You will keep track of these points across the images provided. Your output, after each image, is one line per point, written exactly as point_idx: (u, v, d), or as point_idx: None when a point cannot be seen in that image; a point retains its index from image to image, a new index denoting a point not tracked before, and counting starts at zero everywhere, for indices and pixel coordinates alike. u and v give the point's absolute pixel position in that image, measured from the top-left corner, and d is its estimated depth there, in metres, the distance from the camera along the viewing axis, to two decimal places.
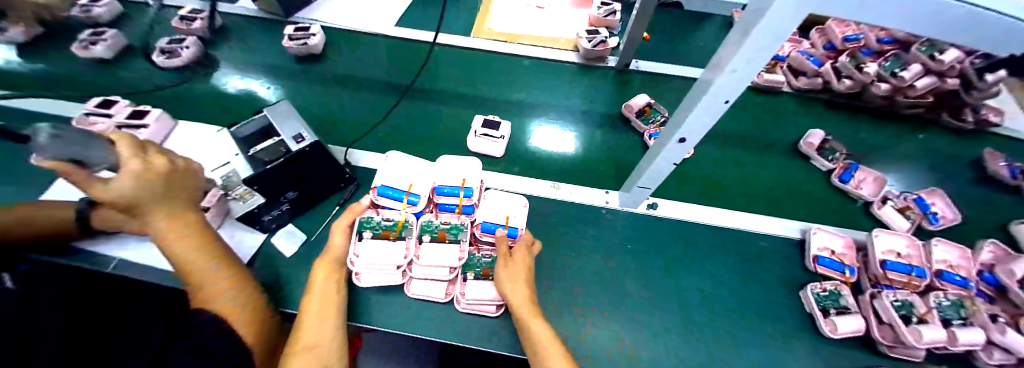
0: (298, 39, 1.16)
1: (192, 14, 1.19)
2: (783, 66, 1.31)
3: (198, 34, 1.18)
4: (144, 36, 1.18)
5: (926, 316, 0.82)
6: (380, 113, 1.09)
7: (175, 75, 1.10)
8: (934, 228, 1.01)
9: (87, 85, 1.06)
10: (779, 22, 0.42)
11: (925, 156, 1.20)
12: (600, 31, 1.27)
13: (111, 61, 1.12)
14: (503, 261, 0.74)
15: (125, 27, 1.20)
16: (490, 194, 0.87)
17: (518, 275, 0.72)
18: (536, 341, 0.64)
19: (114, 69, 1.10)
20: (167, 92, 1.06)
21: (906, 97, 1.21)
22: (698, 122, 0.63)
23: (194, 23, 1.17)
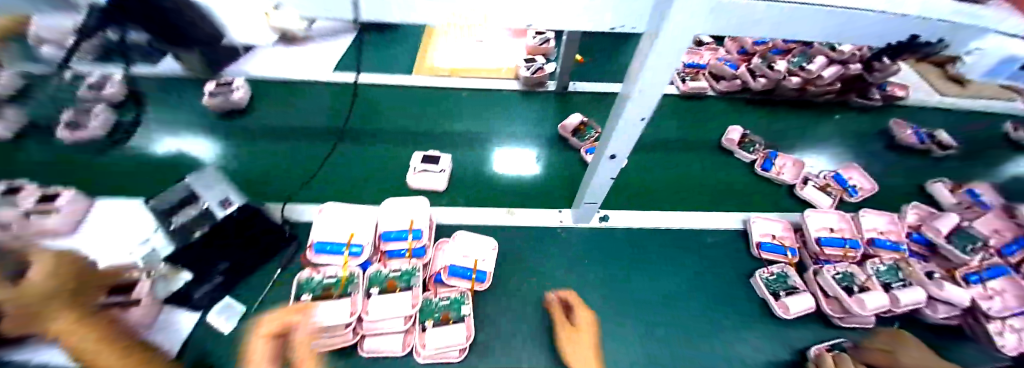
0: (218, 94, 1.14)
1: (99, 81, 1.13)
2: (705, 73, 1.43)
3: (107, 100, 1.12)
4: (50, 109, 1.11)
5: (868, 284, 0.87)
6: (320, 164, 1.06)
7: (89, 147, 1.04)
8: (856, 200, 1.10)
9: None
10: (671, 42, 0.46)
11: (843, 134, 1.31)
12: (536, 59, 1.34)
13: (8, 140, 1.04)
14: (568, 328, 0.75)
15: (29, 102, 1.12)
16: (462, 234, 0.88)
17: (585, 342, 0.71)
18: None
19: (16, 149, 1.03)
20: (82, 166, 1.00)
21: (817, 86, 1.34)
22: (624, 138, 0.67)
23: (103, 89, 1.12)
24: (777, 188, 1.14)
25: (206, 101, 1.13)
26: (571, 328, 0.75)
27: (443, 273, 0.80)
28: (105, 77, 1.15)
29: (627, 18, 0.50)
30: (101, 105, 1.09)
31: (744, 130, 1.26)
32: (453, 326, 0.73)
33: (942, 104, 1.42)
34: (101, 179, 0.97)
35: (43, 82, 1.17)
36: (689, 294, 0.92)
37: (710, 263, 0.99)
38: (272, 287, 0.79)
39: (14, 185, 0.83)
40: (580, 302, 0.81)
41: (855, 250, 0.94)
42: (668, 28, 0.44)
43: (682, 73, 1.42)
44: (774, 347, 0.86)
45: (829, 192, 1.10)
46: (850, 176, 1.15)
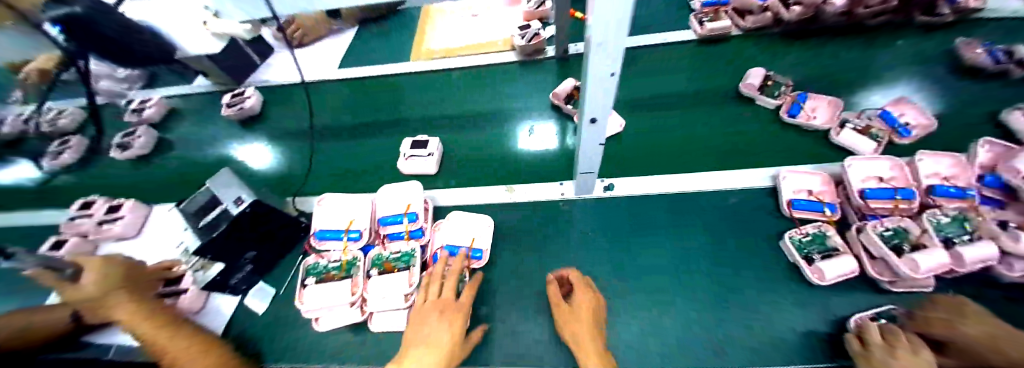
0: (234, 105, 1.25)
1: (140, 105, 1.31)
2: (728, 10, 1.27)
3: (149, 120, 1.30)
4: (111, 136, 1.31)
5: (922, 241, 0.74)
6: (334, 157, 1.14)
7: (145, 164, 1.22)
8: (907, 141, 0.95)
9: (77, 192, 1.20)
10: None
11: (902, 64, 1.12)
12: (531, 24, 1.27)
13: (78, 163, 1.26)
14: (564, 310, 0.71)
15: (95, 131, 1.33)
16: (456, 216, 0.91)
17: (581, 316, 0.69)
18: None
19: (94, 172, 1.25)
20: (141, 182, 1.18)
21: (866, 7, 1.17)
22: (598, 100, 0.60)
23: (145, 111, 1.29)
24: (807, 135, 1.01)
25: (225, 112, 1.25)
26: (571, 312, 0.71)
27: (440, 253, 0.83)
28: (145, 100, 1.32)
29: None
30: (144, 125, 1.27)
31: (767, 71, 1.14)
32: None
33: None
34: (159, 190, 1.14)
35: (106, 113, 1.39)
36: (701, 261, 0.83)
37: (724, 225, 0.88)
38: (294, 274, 0.88)
39: (92, 200, 0.99)
40: (583, 284, 0.76)
41: (908, 201, 0.79)
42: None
43: (700, 14, 1.28)
44: (808, 314, 0.73)
45: (874, 134, 0.95)
46: (901, 113, 0.99)
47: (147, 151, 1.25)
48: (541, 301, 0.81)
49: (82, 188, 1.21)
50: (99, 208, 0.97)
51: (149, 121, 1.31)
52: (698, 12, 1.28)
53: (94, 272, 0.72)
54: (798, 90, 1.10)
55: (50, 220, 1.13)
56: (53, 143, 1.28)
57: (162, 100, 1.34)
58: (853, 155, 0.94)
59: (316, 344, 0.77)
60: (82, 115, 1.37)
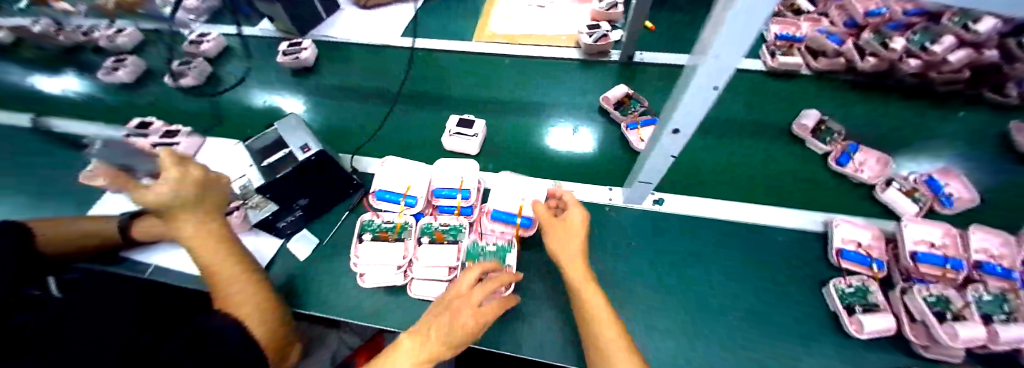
0: (291, 54, 1.25)
1: (200, 38, 1.31)
2: (801, 47, 1.26)
3: (206, 55, 1.31)
4: (163, 62, 1.33)
5: (963, 313, 0.74)
6: (386, 120, 1.14)
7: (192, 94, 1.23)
8: (950, 211, 0.94)
9: (123, 108, 1.22)
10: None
11: (960, 136, 1.11)
12: (600, 24, 1.27)
13: (131, 84, 1.27)
14: (552, 227, 0.77)
15: (148, 55, 1.35)
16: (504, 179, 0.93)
17: (573, 239, 0.74)
18: (600, 342, 0.61)
19: (139, 92, 1.26)
20: (188, 112, 1.19)
21: (940, 73, 1.17)
22: (690, 112, 0.61)
23: (203, 45, 1.29)
24: (853, 188, 1.01)
25: (280, 60, 1.25)
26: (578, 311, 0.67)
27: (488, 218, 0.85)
28: (205, 34, 1.33)
29: None
30: (200, 58, 1.27)
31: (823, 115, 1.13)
32: None
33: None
34: (207, 123, 1.15)
35: (163, 39, 1.40)
36: (740, 291, 0.84)
37: (768, 260, 0.88)
38: (339, 228, 0.90)
39: (149, 121, 1.01)
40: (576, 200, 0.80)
41: (957, 272, 0.80)
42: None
43: (772, 46, 1.27)
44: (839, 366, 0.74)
45: (917, 198, 0.94)
46: (947, 184, 0.98)
47: (202, 80, 1.25)
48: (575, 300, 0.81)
49: (128, 106, 1.22)
50: (156, 131, 0.99)
51: (205, 55, 1.31)
52: (770, 44, 1.27)
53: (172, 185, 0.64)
54: (848, 140, 1.09)
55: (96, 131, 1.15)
56: (109, 60, 1.29)
57: (221, 37, 1.35)
58: (895, 215, 0.93)
59: (352, 301, 0.78)
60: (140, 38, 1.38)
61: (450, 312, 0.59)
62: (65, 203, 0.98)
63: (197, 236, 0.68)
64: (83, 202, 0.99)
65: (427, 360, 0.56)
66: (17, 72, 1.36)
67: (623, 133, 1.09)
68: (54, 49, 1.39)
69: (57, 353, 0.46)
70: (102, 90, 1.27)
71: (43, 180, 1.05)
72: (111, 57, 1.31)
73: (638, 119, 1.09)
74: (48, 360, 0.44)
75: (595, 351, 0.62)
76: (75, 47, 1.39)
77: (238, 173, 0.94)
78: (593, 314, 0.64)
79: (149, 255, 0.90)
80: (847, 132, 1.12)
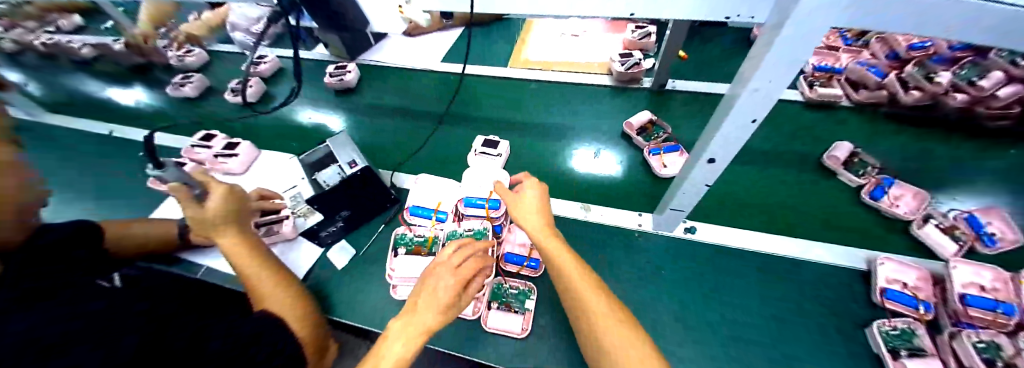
0: (336, 75, 1.35)
1: (258, 59, 1.44)
2: (840, 79, 1.25)
3: (262, 74, 1.42)
4: (223, 80, 1.46)
5: (1015, 361, 0.70)
6: (422, 138, 1.20)
7: (245, 108, 1.33)
8: (991, 251, 0.89)
9: (185, 119, 1.33)
10: (799, 31, 0.43)
11: (1014, 174, 1.06)
12: (633, 53, 1.31)
13: (195, 98, 1.40)
14: (511, 203, 0.79)
15: (211, 73, 1.48)
16: (473, 159, 1.08)
17: (531, 210, 0.76)
18: (613, 356, 0.58)
19: (199, 105, 1.38)
20: (242, 125, 1.29)
21: (989, 109, 1.14)
22: (728, 141, 0.62)
23: (260, 65, 1.41)
24: (887, 222, 0.97)
25: (327, 80, 1.34)
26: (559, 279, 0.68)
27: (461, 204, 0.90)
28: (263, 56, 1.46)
29: (725, 9, 0.55)
30: (256, 77, 1.38)
31: (855, 148, 1.11)
32: (516, 315, 0.80)
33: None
34: (259, 137, 1.24)
35: (225, 59, 1.54)
36: (771, 327, 0.82)
37: (804, 295, 0.86)
38: (375, 239, 0.92)
39: (213, 134, 1.11)
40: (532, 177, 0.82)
41: (1008, 317, 0.75)
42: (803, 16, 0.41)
43: (810, 77, 1.27)
44: None
45: (957, 235, 0.90)
46: (988, 221, 0.93)
47: (258, 97, 1.35)
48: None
49: (189, 118, 1.34)
50: (219, 143, 1.08)
51: (261, 75, 1.42)
52: (807, 75, 1.27)
53: (221, 195, 0.77)
54: (885, 173, 1.05)
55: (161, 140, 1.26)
56: (177, 76, 1.43)
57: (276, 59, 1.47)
58: (938, 255, 0.89)
59: (383, 311, 0.81)
60: (206, 58, 1.52)
61: (428, 291, 0.63)
62: (133, 205, 1.09)
63: (230, 248, 0.74)
64: (148, 204, 1.08)
65: (423, 333, 0.59)
66: (97, 84, 1.52)
67: (645, 157, 1.10)
68: (129, 64, 1.54)
69: (59, 353, 0.43)
70: (168, 103, 1.40)
71: (114, 184, 1.16)
72: (180, 74, 1.45)
73: (660, 145, 1.11)
74: (48, 361, 0.41)
75: (579, 317, 0.65)
76: (148, 64, 1.54)
77: (289, 185, 1.02)
78: (593, 318, 0.62)
79: (201, 257, 0.95)
80: (881, 165, 1.09)
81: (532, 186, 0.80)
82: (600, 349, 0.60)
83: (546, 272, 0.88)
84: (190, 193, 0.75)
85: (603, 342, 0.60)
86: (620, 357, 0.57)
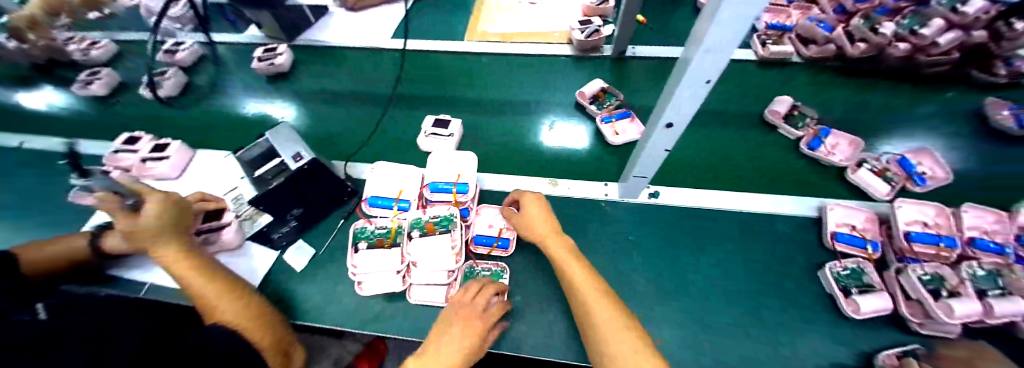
0: (266, 59, 1.23)
1: (173, 47, 1.28)
2: (791, 36, 1.26)
3: (180, 64, 1.27)
4: (139, 73, 1.29)
5: (958, 290, 0.74)
6: (372, 123, 1.13)
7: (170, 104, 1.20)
8: (920, 190, 0.93)
9: (101, 122, 1.19)
10: None
11: (953, 114, 1.13)
12: (592, 20, 1.27)
13: (106, 97, 1.24)
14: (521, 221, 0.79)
15: (125, 67, 1.31)
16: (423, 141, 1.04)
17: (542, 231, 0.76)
18: (598, 326, 0.61)
19: (114, 104, 1.23)
20: (169, 125, 1.16)
21: (929, 56, 1.18)
22: (683, 105, 0.61)
23: (176, 54, 1.26)
24: (824, 170, 0.99)
25: (255, 65, 1.22)
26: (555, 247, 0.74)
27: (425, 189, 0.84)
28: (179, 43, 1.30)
29: None
30: (174, 67, 1.23)
31: (795, 101, 1.12)
32: None
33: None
34: (189, 136, 1.12)
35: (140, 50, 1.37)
36: (733, 279, 0.84)
37: (765, 248, 0.88)
38: (335, 235, 0.87)
39: (138, 136, 0.99)
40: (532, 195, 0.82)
41: (951, 250, 0.80)
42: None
43: (763, 36, 1.28)
44: (835, 347, 0.74)
45: (888, 177, 0.94)
46: (918, 162, 0.98)
47: (176, 92, 1.21)
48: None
49: (104, 120, 1.19)
50: (145, 146, 0.97)
51: (179, 64, 1.27)
52: (761, 34, 1.27)
53: (158, 206, 0.69)
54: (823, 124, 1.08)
55: (72, 147, 1.12)
56: (83, 73, 1.26)
57: (197, 45, 1.32)
58: (869, 196, 0.93)
59: (347, 307, 0.77)
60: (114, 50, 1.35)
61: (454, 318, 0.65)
62: (51, 223, 0.97)
63: (170, 262, 0.67)
64: (73, 219, 0.97)
65: None
66: None
67: (598, 126, 1.09)
68: (25, 63, 1.35)
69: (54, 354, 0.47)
70: (79, 104, 1.24)
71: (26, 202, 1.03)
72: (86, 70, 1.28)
73: (612, 112, 1.09)
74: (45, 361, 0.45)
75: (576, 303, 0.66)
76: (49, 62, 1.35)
77: (229, 187, 0.94)
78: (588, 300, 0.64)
79: (137, 273, 0.87)
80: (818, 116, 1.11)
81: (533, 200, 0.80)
82: (585, 313, 0.63)
83: (514, 251, 0.86)
84: (121, 201, 0.68)
85: (587, 305, 0.63)
86: (599, 324, 0.61)
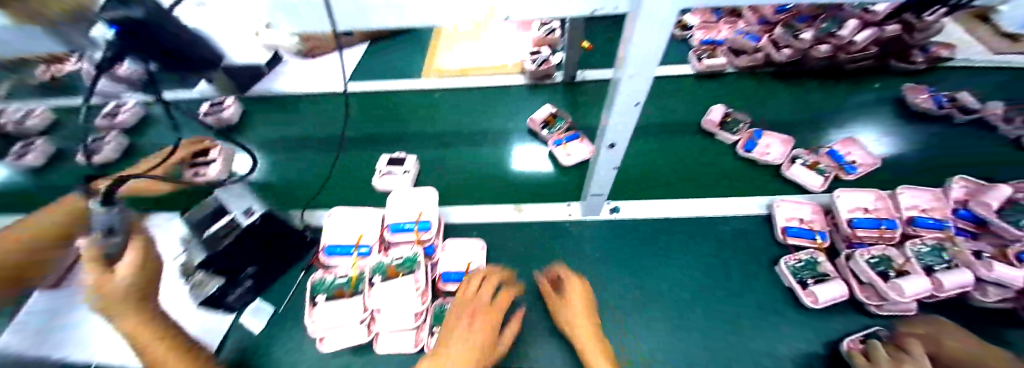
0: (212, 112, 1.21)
1: (114, 110, 1.24)
2: (723, 49, 1.36)
3: (122, 127, 1.23)
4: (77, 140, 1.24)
5: (906, 269, 0.77)
6: (325, 168, 1.11)
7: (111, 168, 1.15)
8: (851, 178, 1.01)
9: (34, 195, 1.12)
10: (653, 22, 0.45)
11: (877, 104, 1.23)
12: (541, 51, 1.35)
13: (41, 168, 1.18)
14: (559, 304, 0.78)
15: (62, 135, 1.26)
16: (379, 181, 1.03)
17: (579, 312, 0.74)
18: None
19: (49, 176, 1.16)
20: None
21: (849, 53, 1.28)
22: (620, 126, 0.65)
23: (118, 117, 1.22)
24: (765, 170, 1.05)
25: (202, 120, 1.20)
26: (561, 299, 0.79)
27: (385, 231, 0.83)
28: (121, 106, 1.26)
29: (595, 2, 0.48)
30: (115, 131, 1.19)
31: (727, 108, 1.19)
32: None
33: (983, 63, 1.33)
34: None
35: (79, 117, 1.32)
36: (701, 281, 0.86)
37: (726, 250, 0.91)
38: (296, 290, 0.83)
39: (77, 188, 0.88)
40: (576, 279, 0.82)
41: (892, 231, 0.84)
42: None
43: (697, 51, 1.36)
44: (806, 339, 0.76)
45: (823, 169, 1.00)
46: (848, 152, 1.06)
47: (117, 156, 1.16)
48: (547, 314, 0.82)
49: (37, 192, 1.12)
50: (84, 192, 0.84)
51: (121, 127, 1.23)
52: (695, 49, 1.36)
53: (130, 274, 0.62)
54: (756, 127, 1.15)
55: None
56: (14, 146, 1.19)
57: (141, 106, 1.28)
58: (802, 188, 0.99)
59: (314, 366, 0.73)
60: (50, 118, 1.29)
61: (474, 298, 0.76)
62: None
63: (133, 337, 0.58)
64: None
65: None
66: None
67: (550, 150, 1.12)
68: None
69: None
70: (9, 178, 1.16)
71: None
72: (18, 142, 1.21)
73: (563, 137, 1.12)
74: None
75: None
76: None
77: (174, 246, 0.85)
78: None
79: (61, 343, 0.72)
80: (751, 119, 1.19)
81: (576, 286, 0.79)
82: None
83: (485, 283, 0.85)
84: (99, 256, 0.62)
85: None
86: None
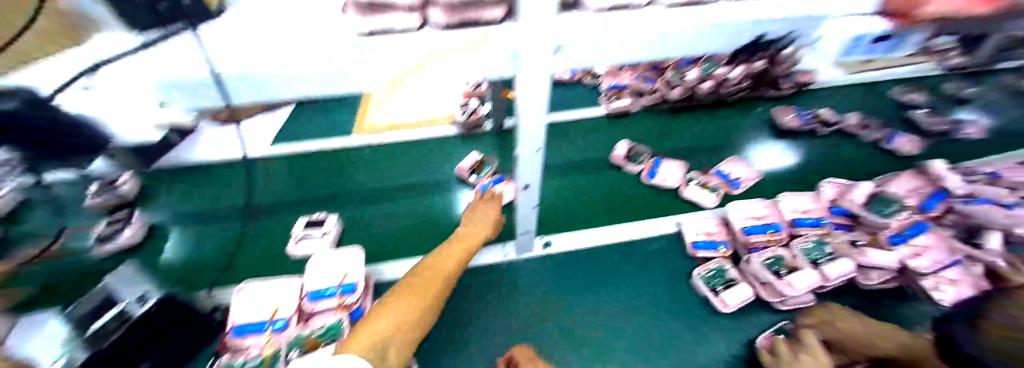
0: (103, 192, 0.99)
1: None
2: (629, 92, 1.52)
3: None
4: None
5: (795, 265, 0.89)
6: (234, 241, 1.05)
7: None
8: (738, 191, 1.17)
9: None
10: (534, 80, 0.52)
11: (758, 126, 1.44)
12: (469, 103, 1.43)
13: None
14: None
15: None
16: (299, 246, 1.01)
17: None
18: None
19: None
20: None
21: (728, 87, 1.48)
22: (527, 169, 0.70)
23: None
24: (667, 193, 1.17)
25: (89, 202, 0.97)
26: None
27: (305, 299, 0.79)
28: None
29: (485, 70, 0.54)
30: None
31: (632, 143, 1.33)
32: None
33: (846, 81, 1.58)
34: None
35: None
36: (635, 299, 0.92)
37: (650, 269, 0.98)
38: None
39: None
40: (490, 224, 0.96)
41: (779, 233, 0.97)
42: (528, 63, 0.49)
43: (607, 95, 1.52)
44: (726, 345, 0.83)
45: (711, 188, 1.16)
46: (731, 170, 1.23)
47: None
48: (512, 326, 0.87)
49: None
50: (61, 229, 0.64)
51: None
52: (605, 94, 1.53)
53: None
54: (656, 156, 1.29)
55: None
56: None
57: None
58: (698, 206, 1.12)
59: None
60: None
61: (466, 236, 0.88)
62: None
63: None
64: None
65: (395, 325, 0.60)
66: None
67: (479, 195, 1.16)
68: None
69: None
70: None
71: None
72: None
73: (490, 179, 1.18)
74: None
75: None
76: None
77: None
78: None
79: None
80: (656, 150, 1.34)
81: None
82: None
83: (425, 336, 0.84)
84: None
85: None
86: None
